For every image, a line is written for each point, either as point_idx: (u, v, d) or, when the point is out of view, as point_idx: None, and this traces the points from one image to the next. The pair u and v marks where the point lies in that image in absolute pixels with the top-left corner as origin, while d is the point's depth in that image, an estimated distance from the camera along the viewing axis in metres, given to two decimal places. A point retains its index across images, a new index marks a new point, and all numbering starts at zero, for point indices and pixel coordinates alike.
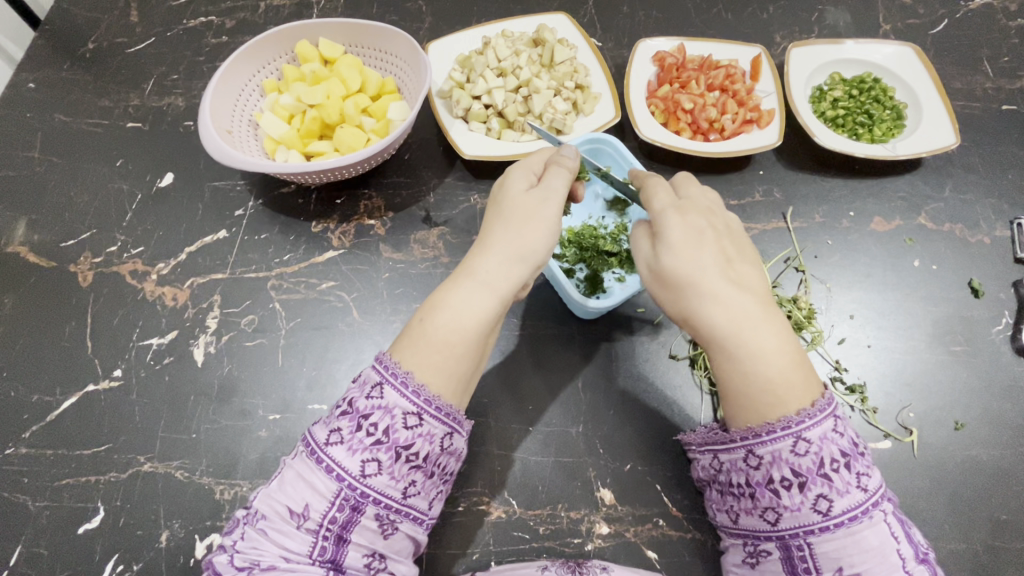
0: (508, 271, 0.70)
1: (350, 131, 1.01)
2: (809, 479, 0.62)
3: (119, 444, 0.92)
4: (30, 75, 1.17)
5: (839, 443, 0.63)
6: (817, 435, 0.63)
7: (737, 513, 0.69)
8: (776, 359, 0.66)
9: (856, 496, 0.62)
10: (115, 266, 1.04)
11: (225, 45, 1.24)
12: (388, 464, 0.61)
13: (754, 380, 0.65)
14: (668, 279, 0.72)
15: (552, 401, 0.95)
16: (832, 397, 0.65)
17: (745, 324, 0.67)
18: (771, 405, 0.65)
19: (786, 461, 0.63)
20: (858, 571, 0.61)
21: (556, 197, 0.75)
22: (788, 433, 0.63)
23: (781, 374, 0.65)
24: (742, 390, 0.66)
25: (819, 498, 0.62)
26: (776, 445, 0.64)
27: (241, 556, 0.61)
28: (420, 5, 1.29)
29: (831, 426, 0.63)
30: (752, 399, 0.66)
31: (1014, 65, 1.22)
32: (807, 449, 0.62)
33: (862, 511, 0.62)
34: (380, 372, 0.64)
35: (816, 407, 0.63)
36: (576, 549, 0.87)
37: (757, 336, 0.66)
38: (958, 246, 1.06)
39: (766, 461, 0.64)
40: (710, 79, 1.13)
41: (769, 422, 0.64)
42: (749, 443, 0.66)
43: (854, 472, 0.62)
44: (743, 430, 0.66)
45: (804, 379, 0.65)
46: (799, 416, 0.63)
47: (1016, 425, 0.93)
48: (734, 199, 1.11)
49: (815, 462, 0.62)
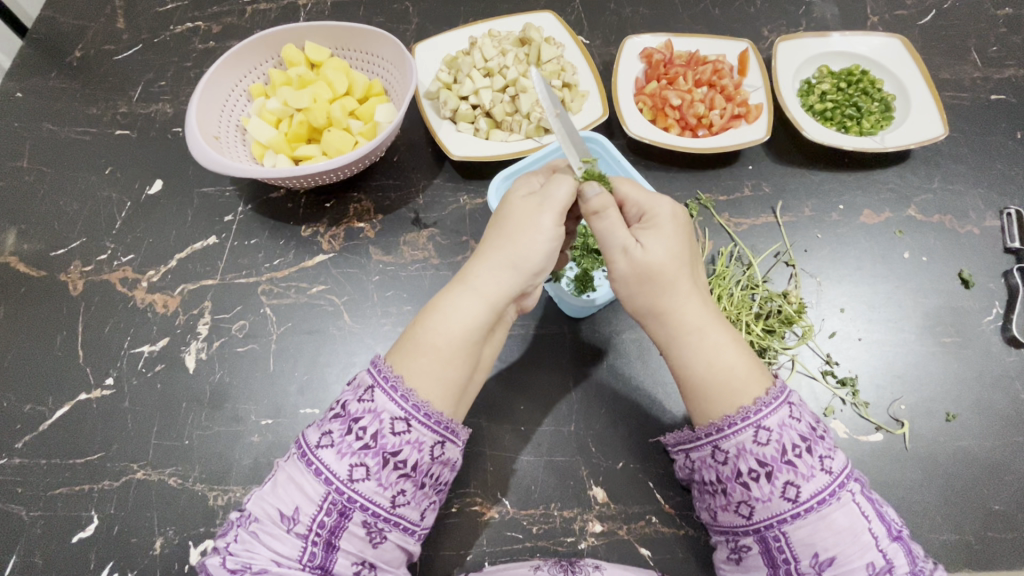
0: (500, 280, 0.70)
1: (338, 134, 1.00)
2: (775, 467, 0.63)
3: (112, 452, 0.92)
4: (17, 84, 1.17)
5: (797, 429, 0.65)
6: (775, 422, 0.65)
7: (715, 511, 0.69)
8: (735, 352, 0.70)
9: (821, 479, 0.63)
10: (105, 275, 1.04)
11: (212, 50, 1.24)
12: (375, 470, 0.62)
13: (706, 376, 0.69)
14: (647, 269, 0.71)
15: (543, 401, 0.95)
16: (784, 385, 0.68)
17: (702, 327, 0.70)
18: (729, 396, 0.67)
19: (751, 452, 0.65)
20: (833, 555, 0.62)
21: (554, 205, 0.71)
22: (749, 424, 0.65)
23: (731, 368, 0.68)
24: (704, 383, 0.69)
25: (787, 485, 0.63)
26: (740, 437, 0.65)
27: (234, 559, 0.61)
28: (407, 5, 1.29)
29: (788, 413, 0.66)
30: (705, 395, 0.69)
31: (1002, 54, 1.22)
32: (768, 438, 0.64)
33: (829, 494, 0.62)
34: (374, 375, 0.65)
35: (769, 395, 0.66)
36: (569, 548, 0.87)
37: (707, 337, 0.70)
38: (947, 237, 1.06)
39: (732, 454, 0.66)
40: (699, 74, 1.12)
41: (728, 415, 0.66)
42: (714, 439, 0.67)
43: (816, 456, 0.63)
44: (706, 427, 0.68)
45: (753, 373, 0.69)
46: (755, 406, 0.66)
47: (1007, 414, 0.93)
48: (723, 194, 1.11)
49: (778, 449, 0.64)
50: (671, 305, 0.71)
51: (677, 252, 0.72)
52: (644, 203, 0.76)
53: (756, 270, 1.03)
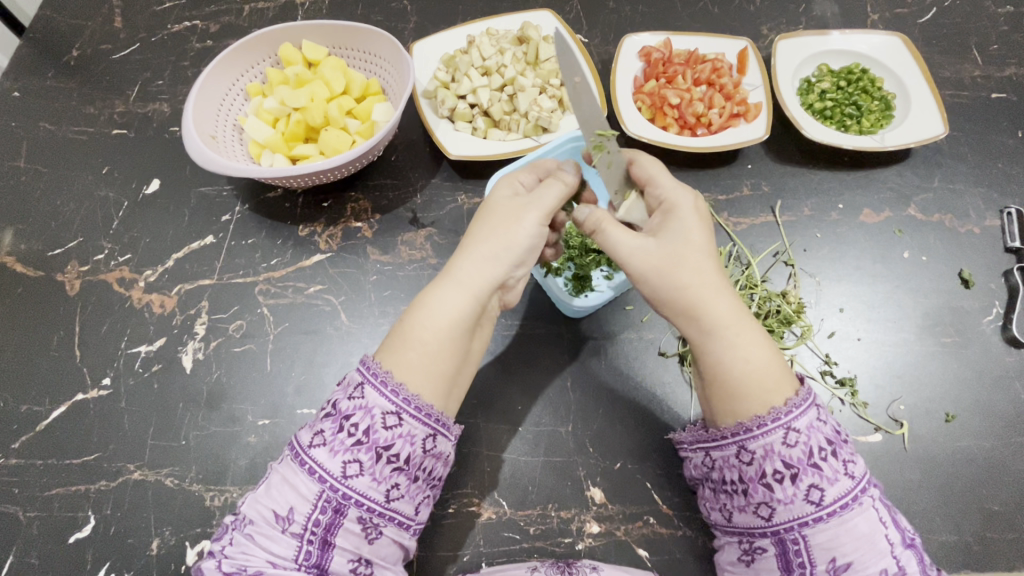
0: (483, 271, 0.69)
1: (335, 132, 1.00)
2: (801, 469, 0.63)
3: (108, 452, 0.91)
4: (13, 84, 1.16)
5: (823, 431, 0.64)
6: (804, 425, 0.64)
7: (730, 511, 0.69)
8: (762, 351, 0.68)
9: (845, 484, 0.62)
10: (102, 275, 1.03)
11: (209, 49, 1.23)
12: (369, 465, 0.61)
13: (733, 375, 0.67)
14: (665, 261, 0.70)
15: (541, 401, 0.95)
16: (811, 387, 0.66)
17: (730, 325, 0.68)
18: (759, 396, 0.66)
19: (778, 453, 0.63)
20: (850, 560, 0.62)
21: (541, 201, 0.73)
22: (779, 425, 0.64)
23: (755, 364, 0.67)
24: (731, 382, 0.67)
25: (812, 488, 0.62)
26: (768, 438, 0.64)
27: (230, 561, 0.61)
28: (405, 4, 1.28)
29: (815, 416, 0.65)
30: (734, 395, 0.67)
31: (1003, 53, 1.21)
32: (797, 440, 0.63)
33: (852, 499, 0.62)
34: (363, 372, 0.64)
35: (798, 397, 0.65)
36: (566, 549, 0.87)
37: (732, 334, 0.68)
38: (947, 237, 1.06)
39: (759, 455, 0.64)
40: (698, 73, 1.12)
41: (759, 414, 0.65)
42: (741, 438, 0.66)
43: (841, 460, 0.63)
44: (733, 426, 0.66)
45: (781, 370, 0.67)
46: (787, 407, 0.64)
47: (1007, 415, 0.93)
48: (722, 194, 1.10)
49: (805, 452, 0.63)
50: (693, 300, 0.69)
51: (704, 244, 0.72)
52: (665, 190, 0.76)
53: (755, 270, 1.02)
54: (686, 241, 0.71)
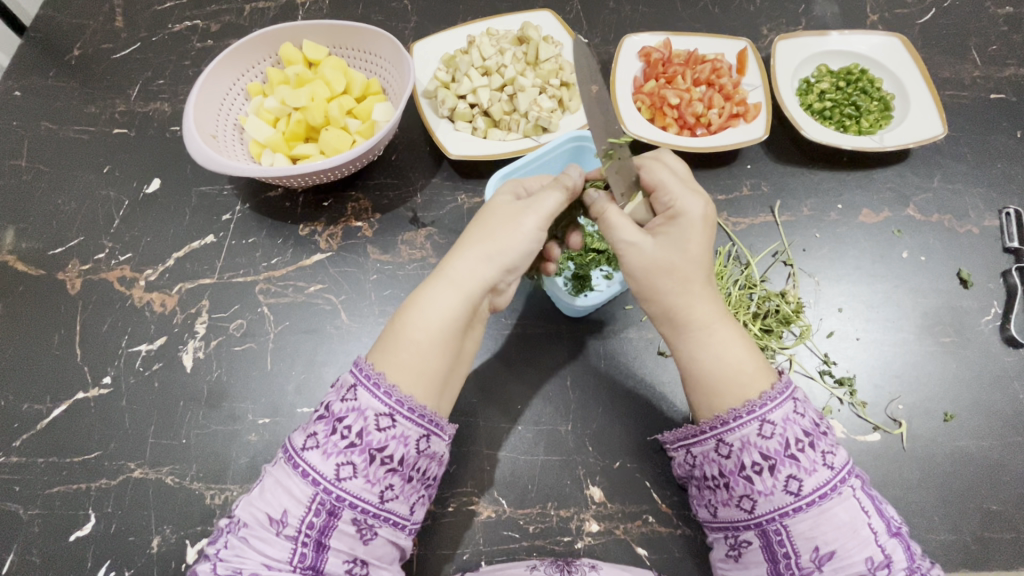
0: (476, 271, 0.69)
1: (335, 132, 1.00)
2: (778, 460, 0.63)
3: (109, 451, 0.92)
4: (16, 83, 1.17)
5: (801, 423, 0.65)
6: (779, 417, 0.65)
7: (715, 507, 0.69)
8: (741, 349, 0.70)
9: (823, 474, 0.62)
10: (103, 274, 1.04)
11: (210, 49, 1.24)
12: (362, 467, 0.62)
13: (712, 372, 0.68)
14: (657, 265, 0.71)
15: (540, 400, 0.95)
16: (789, 380, 0.67)
17: (710, 324, 0.70)
18: (738, 392, 0.67)
19: (755, 445, 0.64)
20: (833, 549, 0.61)
21: (541, 208, 0.73)
22: (754, 417, 0.65)
23: (734, 364, 0.68)
24: (711, 380, 0.68)
25: (789, 478, 0.63)
26: (744, 430, 0.65)
27: (224, 564, 0.61)
28: (406, 4, 1.29)
29: (792, 408, 0.66)
30: (711, 390, 0.68)
31: (1003, 53, 1.22)
32: (773, 432, 0.64)
33: (831, 488, 0.62)
34: (356, 374, 0.64)
35: (775, 390, 0.66)
36: (565, 547, 0.87)
37: (713, 333, 0.70)
38: (946, 237, 1.06)
39: (736, 448, 0.65)
40: (697, 73, 1.12)
41: (734, 407, 0.66)
42: (718, 432, 0.67)
43: (819, 451, 0.63)
44: (712, 419, 0.67)
45: (760, 368, 0.68)
46: (761, 399, 0.65)
47: (1006, 415, 0.93)
48: (721, 194, 1.11)
49: (781, 443, 0.64)
50: (679, 302, 0.70)
51: (699, 251, 0.72)
52: (674, 197, 0.74)
53: (755, 270, 1.03)
54: (682, 247, 0.71)
